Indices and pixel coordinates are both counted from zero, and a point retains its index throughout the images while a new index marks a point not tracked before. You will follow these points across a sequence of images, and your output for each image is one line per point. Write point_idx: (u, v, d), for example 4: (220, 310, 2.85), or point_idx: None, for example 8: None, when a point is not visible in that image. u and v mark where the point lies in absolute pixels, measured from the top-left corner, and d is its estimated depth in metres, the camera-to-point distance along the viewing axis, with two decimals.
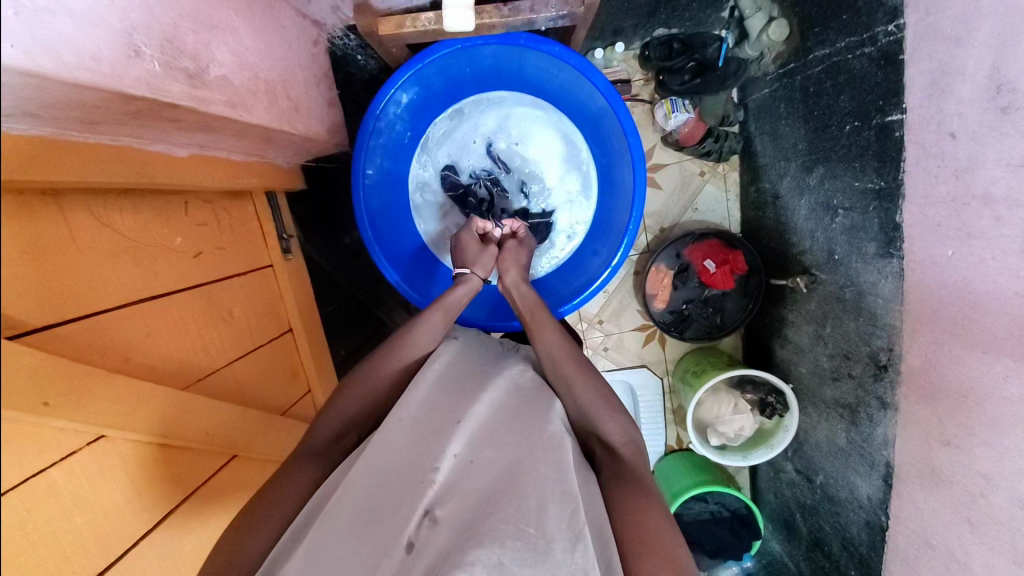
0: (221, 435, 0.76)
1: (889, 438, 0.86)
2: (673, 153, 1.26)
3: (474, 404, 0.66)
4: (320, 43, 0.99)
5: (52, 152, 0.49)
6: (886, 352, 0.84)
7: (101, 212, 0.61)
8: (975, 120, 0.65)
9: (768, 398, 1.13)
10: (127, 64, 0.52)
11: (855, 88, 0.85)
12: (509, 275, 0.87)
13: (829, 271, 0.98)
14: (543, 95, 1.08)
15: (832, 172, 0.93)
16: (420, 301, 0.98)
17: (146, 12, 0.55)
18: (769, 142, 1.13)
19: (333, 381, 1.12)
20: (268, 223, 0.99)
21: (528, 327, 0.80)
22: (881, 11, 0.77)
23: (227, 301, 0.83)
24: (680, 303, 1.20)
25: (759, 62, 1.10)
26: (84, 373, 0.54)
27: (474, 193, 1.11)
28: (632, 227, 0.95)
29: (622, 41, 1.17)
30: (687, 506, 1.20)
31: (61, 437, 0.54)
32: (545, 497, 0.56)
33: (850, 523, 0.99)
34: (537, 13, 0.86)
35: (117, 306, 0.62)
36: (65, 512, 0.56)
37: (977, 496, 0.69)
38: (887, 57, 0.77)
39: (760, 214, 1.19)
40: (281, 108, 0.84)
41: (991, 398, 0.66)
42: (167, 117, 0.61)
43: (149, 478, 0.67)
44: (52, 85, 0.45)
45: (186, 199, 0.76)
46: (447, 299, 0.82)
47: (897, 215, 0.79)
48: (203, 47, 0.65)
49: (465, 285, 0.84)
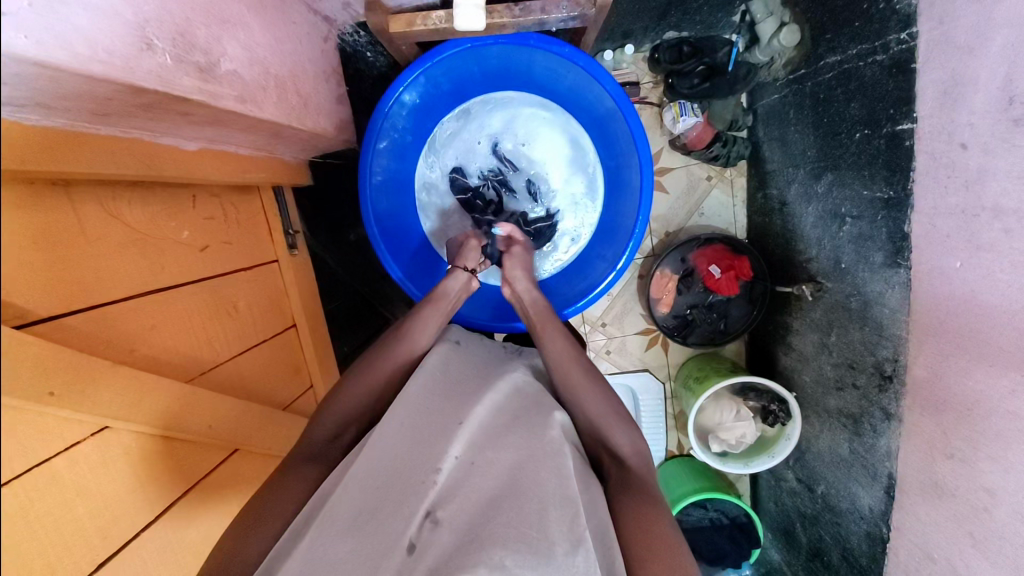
0: (222, 429, 0.76)
1: (892, 449, 0.85)
2: (681, 157, 1.25)
3: (475, 406, 0.66)
4: (330, 40, 0.99)
5: (61, 143, 0.50)
6: (891, 362, 0.84)
7: (111, 205, 0.61)
8: (987, 131, 0.64)
9: (771, 405, 1.11)
10: (138, 57, 0.52)
11: (865, 96, 0.85)
12: (517, 277, 0.85)
13: (835, 280, 0.97)
14: (550, 96, 1.08)
15: (841, 180, 0.93)
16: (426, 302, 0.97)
17: (158, 7, 0.55)
18: (777, 149, 1.12)
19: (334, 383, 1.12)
20: (274, 218, 0.99)
21: (536, 330, 0.80)
22: (894, 19, 0.77)
23: (232, 295, 0.83)
24: (684, 308, 1.20)
25: (769, 67, 1.10)
26: (92, 364, 0.54)
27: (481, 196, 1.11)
28: (638, 230, 0.95)
29: (632, 43, 1.17)
30: (687, 512, 1.20)
31: (63, 427, 0.54)
32: (547, 501, 0.56)
33: (851, 534, 0.98)
34: (548, 14, 0.85)
35: (125, 297, 0.62)
36: (67, 502, 0.56)
37: (981, 511, 0.68)
38: (898, 65, 0.77)
39: (768, 220, 1.18)
40: (290, 105, 0.84)
41: (997, 411, 0.65)
42: (176, 111, 0.61)
43: (153, 468, 0.67)
44: (62, 76, 0.45)
45: (193, 193, 0.77)
46: (437, 292, 0.83)
47: (905, 225, 0.79)
48: (214, 41, 0.65)
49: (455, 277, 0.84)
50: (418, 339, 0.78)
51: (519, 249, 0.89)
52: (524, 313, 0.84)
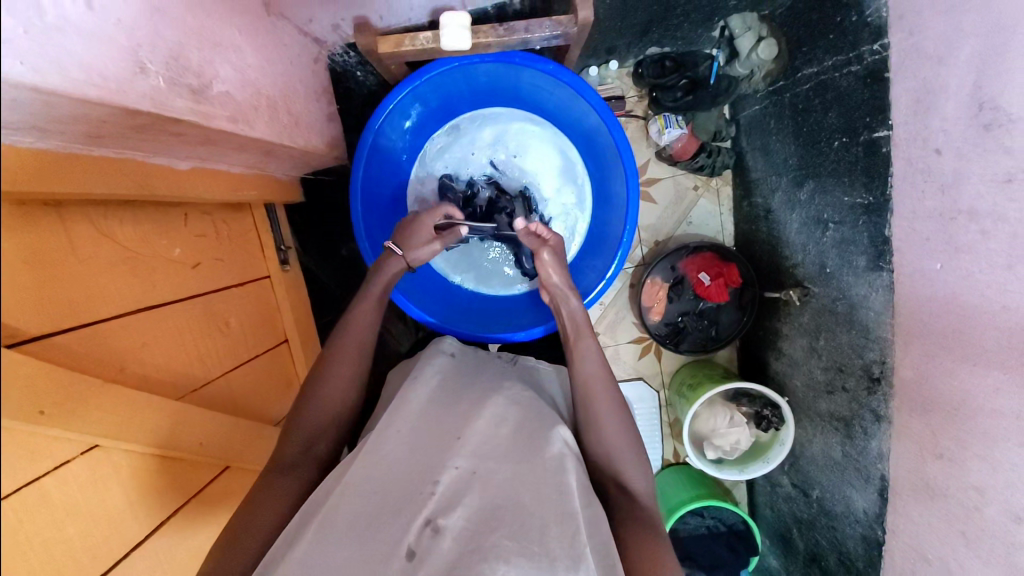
0: (214, 446, 0.76)
1: (884, 450, 0.86)
2: (667, 168, 1.28)
3: (476, 417, 0.66)
4: (321, 60, 1.01)
5: (55, 166, 0.50)
6: (879, 365, 0.85)
7: (102, 223, 0.62)
8: (959, 137, 0.66)
9: (764, 411, 1.13)
10: (133, 81, 0.54)
11: (842, 105, 0.87)
12: (559, 285, 0.82)
13: (822, 284, 0.99)
14: (537, 112, 1.11)
15: (822, 187, 0.95)
16: (419, 316, 0.97)
17: (152, 31, 0.57)
18: (761, 158, 1.14)
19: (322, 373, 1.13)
20: (265, 235, 1.00)
21: (572, 348, 0.79)
22: (866, 31, 0.80)
23: (223, 311, 0.84)
24: (675, 316, 1.21)
25: (749, 79, 1.12)
26: (83, 384, 0.54)
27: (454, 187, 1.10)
28: (626, 240, 0.96)
29: (616, 59, 1.20)
30: (684, 521, 1.20)
31: (54, 447, 0.54)
32: (547, 518, 0.57)
33: (846, 537, 0.98)
34: (531, 34, 0.88)
35: (117, 315, 0.63)
36: (55, 522, 0.55)
37: (972, 510, 0.69)
38: (873, 75, 0.79)
39: (753, 227, 1.20)
40: (281, 123, 0.85)
41: (982, 410, 0.66)
42: (169, 131, 0.62)
43: (145, 486, 0.67)
44: (58, 100, 0.46)
45: (185, 210, 0.78)
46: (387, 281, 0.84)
47: (886, 229, 0.80)
48: (207, 64, 0.67)
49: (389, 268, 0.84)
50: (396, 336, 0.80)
51: (549, 256, 0.82)
52: (563, 331, 0.83)
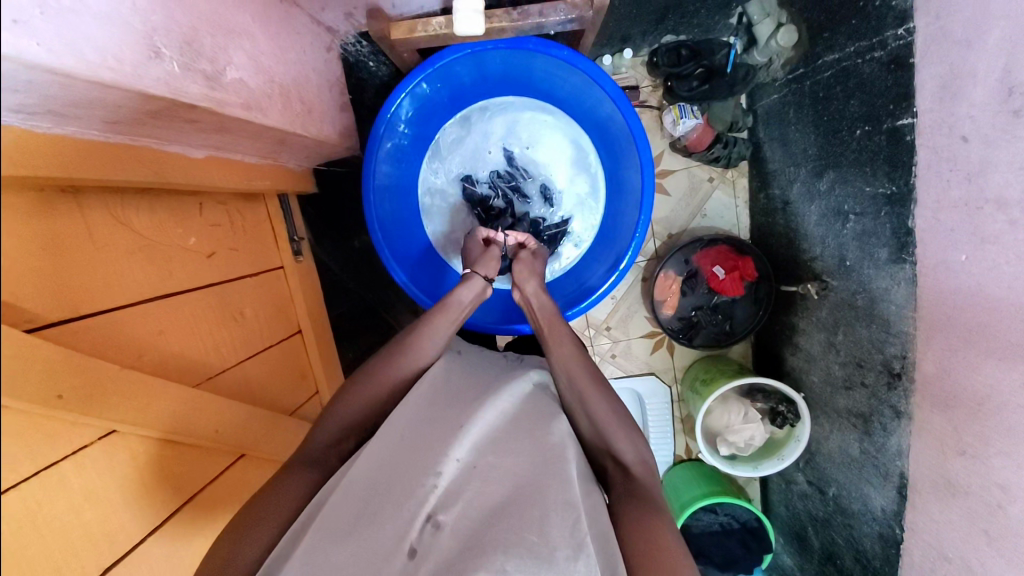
0: (229, 434, 0.77)
1: (903, 447, 0.84)
2: (682, 160, 1.26)
3: (480, 407, 0.65)
4: (333, 49, 1.01)
5: (72, 152, 0.50)
6: (899, 360, 0.83)
7: (120, 211, 0.62)
8: (987, 124, 0.64)
9: (779, 406, 1.11)
10: (148, 65, 0.54)
11: (864, 92, 0.85)
12: (530, 284, 0.86)
13: (841, 278, 0.97)
14: (549, 100, 1.10)
15: (843, 177, 0.92)
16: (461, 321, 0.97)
17: (166, 16, 0.57)
18: (778, 148, 1.12)
19: (334, 366, 1.14)
20: (279, 225, 1.01)
21: (545, 335, 0.79)
22: (890, 16, 0.78)
23: (238, 300, 0.84)
24: (688, 309, 1.19)
25: (768, 68, 1.10)
26: (103, 374, 0.54)
27: (474, 191, 1.12)
28: (639, 233, 0.95)
29: (631, 48, 1.18)
30: (696, 517, 1.18)
31: (74, 430, 0.54)
32: (547, 506, 0.55)
33: (864, 536, 0.96)
34: (545, 17, 0.88)
35: (131, 303, 0.62)
36: (74, 506, 0.56)
37: (995, 508, 0.67)
38: (896, 61, 0.77)
39: (771, 220, 1.18)
40: (294, 112, 0.85)
41: (1006, 406, 0.64)
42: (184, 118, 0.62)
43: (160, 472, 0.68)
44: (76, 83, 0.46)
45: (200, 200, 0.78)
46: (449, 300, 0.82)
47: (910, 220, 0.78)
48: (220, 50, 0.66)
49: (470, 288, 0.84)
50: (407, 332, 0.79)
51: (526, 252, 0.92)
52: (531, 316, 0.85)
